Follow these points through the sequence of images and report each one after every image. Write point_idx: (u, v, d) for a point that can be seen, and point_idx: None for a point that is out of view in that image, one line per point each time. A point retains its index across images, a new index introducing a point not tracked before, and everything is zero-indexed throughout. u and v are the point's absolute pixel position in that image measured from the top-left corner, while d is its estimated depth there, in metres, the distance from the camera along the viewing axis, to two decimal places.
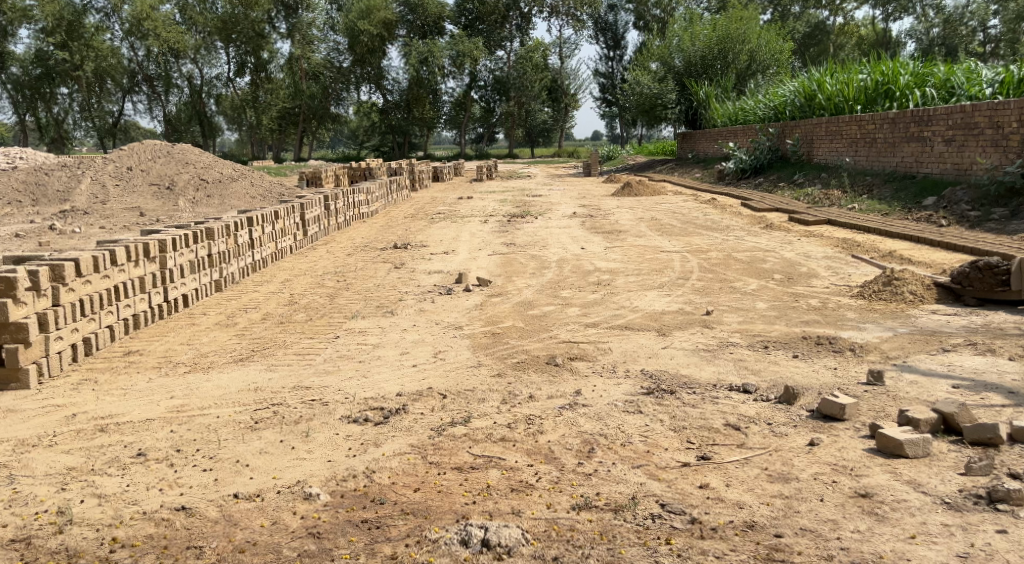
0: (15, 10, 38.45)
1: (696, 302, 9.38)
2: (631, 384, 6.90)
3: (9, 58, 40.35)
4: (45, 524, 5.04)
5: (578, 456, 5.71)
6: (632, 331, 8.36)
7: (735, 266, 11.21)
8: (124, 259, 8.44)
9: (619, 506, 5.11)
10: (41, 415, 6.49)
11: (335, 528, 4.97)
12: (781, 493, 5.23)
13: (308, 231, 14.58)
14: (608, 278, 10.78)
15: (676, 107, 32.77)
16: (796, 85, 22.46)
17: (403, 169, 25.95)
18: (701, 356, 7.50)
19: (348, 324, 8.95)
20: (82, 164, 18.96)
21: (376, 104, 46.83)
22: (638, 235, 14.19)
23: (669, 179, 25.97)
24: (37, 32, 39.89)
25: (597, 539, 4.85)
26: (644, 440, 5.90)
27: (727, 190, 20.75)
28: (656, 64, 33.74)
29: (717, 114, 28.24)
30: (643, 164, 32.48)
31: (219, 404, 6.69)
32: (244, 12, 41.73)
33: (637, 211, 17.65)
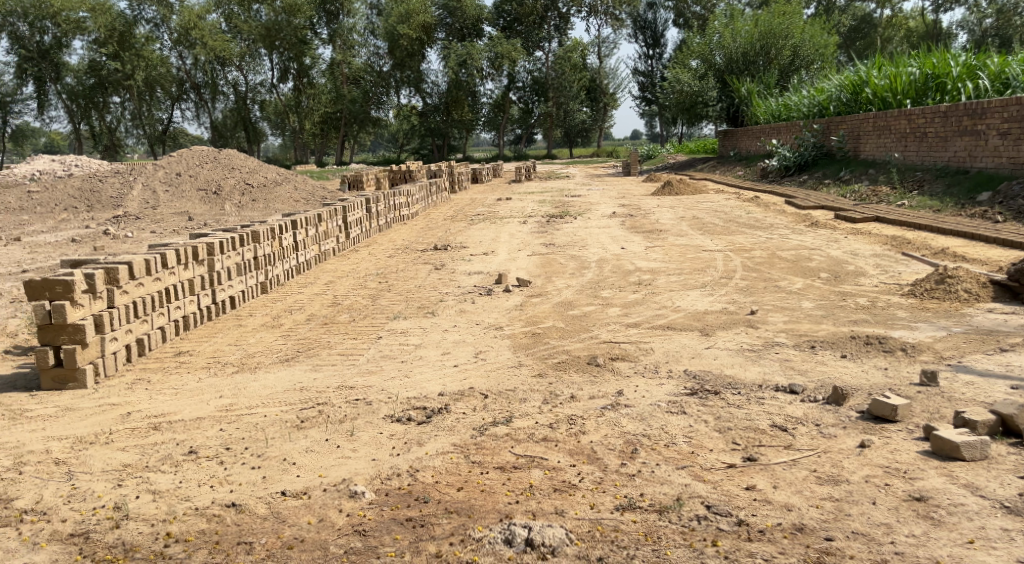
0: (68, 22, 39.26)
1: (740, 302, 9.33)
2: (674, 384, 6.90)
3: (63, 69, 41.07)
4: (102, 520, 5.20)
5: (621, 457, 5.73)
6: (674, 331, 8.35)
7: (779, 265, 11.13)
8: (174, 262, 8.64)
9: (663, 507, 5.13)
10: (97, 414, 6.70)
11: (380, 526, 5.06)
12: (831, 495, 5.21)
13: (349, 233, 14.78)
14: (649, 277, 10.78)
15: (717, 104, 32.65)
16: (841, 79, 22.12)
17: (442, 171, 26.13)
18: (746, 356, 7.47)
19: (390, 324, 9.07)
20: (134, 171, 19.43)
21: (415, 107, 47.15)
22: (679, 235, 14.14)
23: (711, 177, 25.82)
24: (91, 43, 40.79)
25: (642, 539, 4.87)
26: (688, 441, 5.90)
27: (770, 187, 20.59)
28: (696, 61, 33.43)
29: (760, 111, 27.94)
30: (684, 163, 32.34)
31: (266, 403, 6.84)
32: (286, 19, 42.32)
33: (678, 210, 17.59)
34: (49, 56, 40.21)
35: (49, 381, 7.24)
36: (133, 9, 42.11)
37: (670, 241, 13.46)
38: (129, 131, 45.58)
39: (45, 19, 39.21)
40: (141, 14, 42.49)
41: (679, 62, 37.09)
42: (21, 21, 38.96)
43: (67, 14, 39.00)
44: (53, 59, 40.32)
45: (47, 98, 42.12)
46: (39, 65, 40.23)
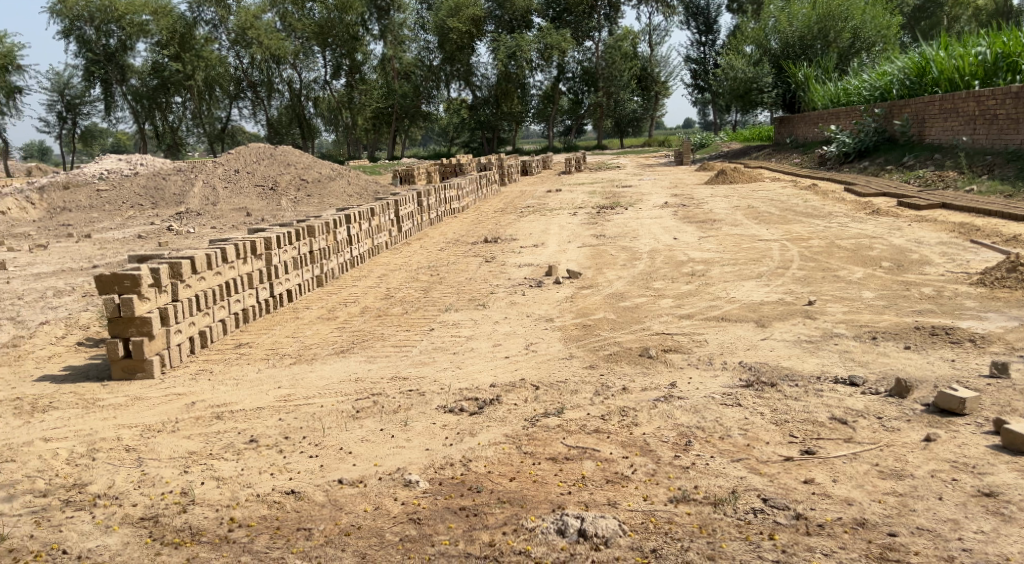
0: (132, 25, 40.06)
1: (797, 293, 9.26)
2: (729, 376, 6.91)
3: (128, 72, 42.12)
4: (170, 504, 5.40)
5: (674, 449, 5.78)
6: (729, 323, 8.34)
7: (838, 255, 11.00)
8: (233, 257, 8.89)
9: (718, 500, 5.17)
10: (164, 403, 6.96)
11: (434, 515, 5.18)
12: (894, 490, 5.19)
13: (401, 227, 14.99)
14: (702, 268, 10.75)
15: (774, 90, 32.28)
16: (905, 62, 21.66)
17: (492, 164, 26.22)
18: (804, 347, 7.44)
19: (441, 316, 9.21)
20: (194, 168, 19.95)
21: (465, 101, 47.50)
22: (733, 224, 14.03)
23: (767, 165, 25.45)
24: (153, 46, 41.75)
25: (696, 532, 4.92)
26: (744, 434, 5.92)
27: (828, 175, 20.26)
28: (751, 47, 33.47)
29: (818, 96, 27.41)
30: (739, 151, 31.93)
31: (322, 393, 7.03)
32: (339, 16, 43.34)
33: (731, 199, 17.42)
34: (115, 59, 41.07)
35: (119, 371, 7.53)
36: (193, 10, 42.92)
37: (724, 231, 13.37)
38: (190, 130, 46.54)
39: (111, 22, 39.97)
40: (201, 15, 43.32)
41: (732, 49, 36.72)
42: (88, 25, 39.85)
43: (131, 18, 39.82)
44: (117, 63, 41.37)
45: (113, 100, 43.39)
46: (105, 68, 41.10)
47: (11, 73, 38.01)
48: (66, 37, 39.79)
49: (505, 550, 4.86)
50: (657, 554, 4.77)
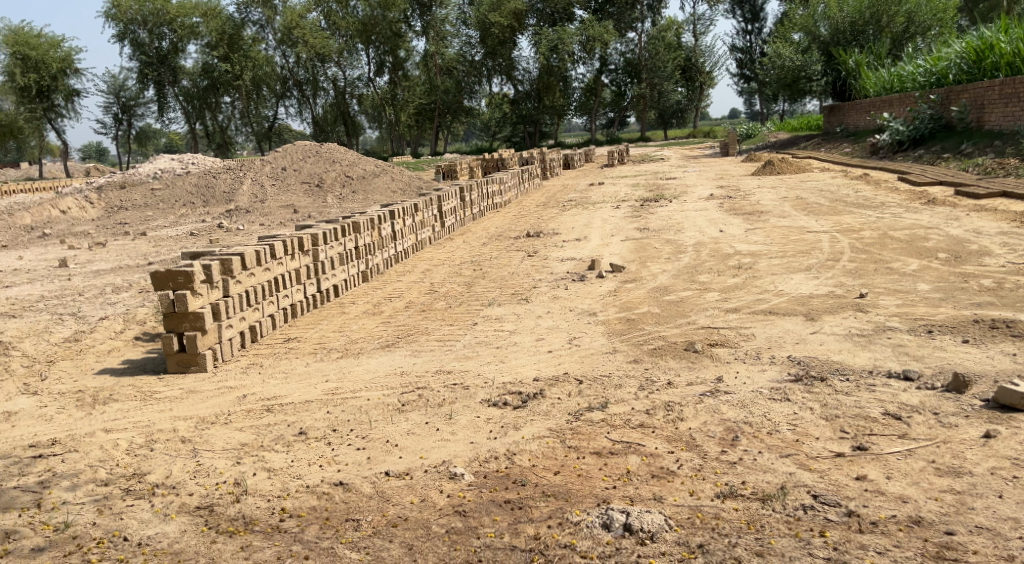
0: (183, 28, 41.23)
1: (848, 285, 9.17)
2: (777, 370, 6.88)
3: (179, 73, 43.07)
4: (224, 494, 5.55)
5: (721, 444, 5.79)
6: (778, 316, 8.29)
7: (891, 246, 10.85)
8: (281, 253, 9.06)
9: (766, 496, 5.17)
10: (216, 396, 7.14)
11: (480, 507, 5.25)
12: (952, 488, 5.15)
13: (444, 222, 15.12)
14: (749, 261, 10.69)
15: (823, 78, 31.74)
16: (962, 46, 21.30)
17: (534, 157, 26.24)
18: (855, 341, 7.38)
19: (484, 311, 9.29)
20: (244, 166, 20.34)
21: (507, 95, 47.71)
22: (781, 216, 13.89)
23: (816, 155, 25.08)
24: (204, 47, 42.62)
25: (744, 528, 4.93)
26: (793, 429, 5.91)
27: (880, 164, 19.91)
28: (799, 34, 33.07)
29: (869, 83, 26.91)
30: (787, 141, 31.47)
31: (369, 387, 7.16)
32: (382, 14, 43.82)
33: (779, 191, 17.24)
34: (167, 61, 42.10)
35: (174, 364, 7.75)
36: (241, 11, 43.49)
37: (771, 223, 13.25)
38: (239, 129, 47.09)
39: (163, 25, 41.08)
40: (249, 16, 43.88)
41: (780, 37, 36.28)
42: (141, 29, 40.91)
43: (182, 20, 40.86)
44: (169, 65, 42.35)
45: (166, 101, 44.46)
46: (158, 70, 42.12)
47: (68, 75, 39.07)
48: (120, 41, 40.87)
49: (550, 543, 4.91)
50: (704, 549, 4.78)
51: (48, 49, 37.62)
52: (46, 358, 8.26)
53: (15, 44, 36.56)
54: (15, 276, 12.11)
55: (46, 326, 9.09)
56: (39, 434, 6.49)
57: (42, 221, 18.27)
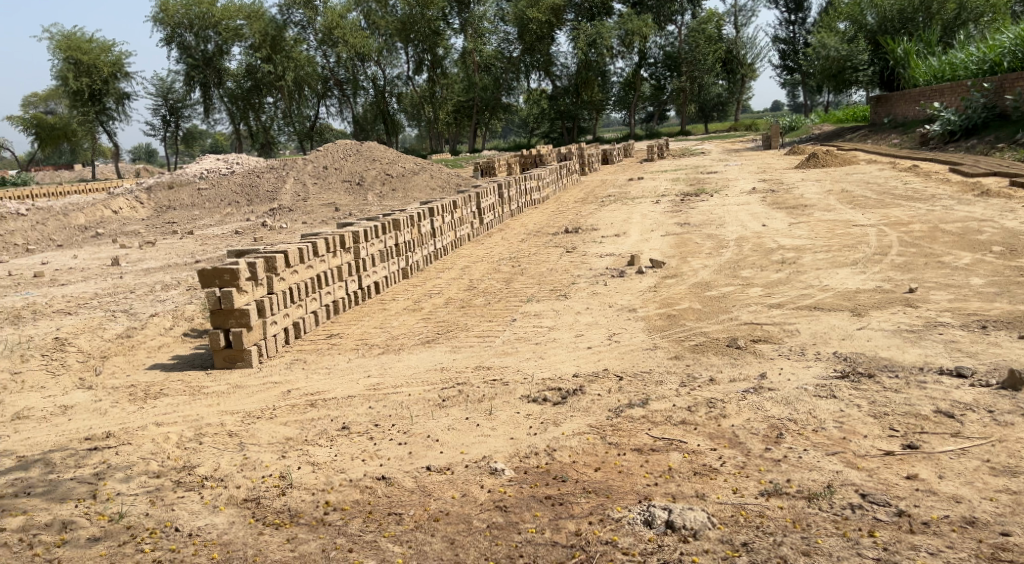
0: (228, 30, 42.23)
1: (897, 280, 9.06)
2: (823, 367, 6.84)
3: (224, 75, 43.75)
4: (270, 487, 5.66)
5: (765, 441, 5.77)
6: (823, 311, 8.22)
7: (942, 239, 10.68)
8: (324, 251, 9.22)
9: (812, 494, 5.15)
10: (262, 391, 7.29)
11: (520, 502, 5.30)
12: (1007, 488, 5.10)
13: (483, 219, 15.20)
14: (793, 255, 10.60)
15: (869, 68, 31.16)
16: (1017, 33, 20.90)
17: (573, 152, 26.18)
18: (904, 337, 7.29)
19: (523, 307, 9.34)
20: (287, 165, 20.62)
21: (545, 91, 47.60)
22: (826, 210, 13.73)
23: (863, 147, 24.68)
24: (248, 49, 43.30)
25: (790, 526, 4.91)
26: (840, 427, 5.87)
27: (930, 155, 19.54)
28: (845, 24, 32.62)
29: (919, 72, 26.34)
30: (832, 132, 30.97)
31: (409, 382, 7.25)
32: (420, 12, 44.06)
33: (823, 184, 17.04)
34: (212, 63, 43.24)
35: (221, 360, 7.91)
36: (283, 13, 44.10)
37: (816, 217, 13.11)
38: (282, 129, 47.31)
39: (208, 28, 42.32)
40: (290, 17, 44.48)
41: (825, 28, 35.80)
42: (188, 32, 42.26)
43: (227, 23, 42.07)
44: (214, 66, 42.99)
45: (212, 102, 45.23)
46: (204, 72, 43.33)
47: (119, 79, 39.81)
48: (168, 44, 42.26)
49: (592, 539, 4.93)
50: (748, 548, 4.77)
51: (99, 53, 38.49)
52: (100, 353, 8.48)
53: (67, 50, 37.48)
54: (69, 274, 12.41)
55: (100, 323, 9.33)
56: (94, 427, 6.68)
57: (94, 220, 18.68)
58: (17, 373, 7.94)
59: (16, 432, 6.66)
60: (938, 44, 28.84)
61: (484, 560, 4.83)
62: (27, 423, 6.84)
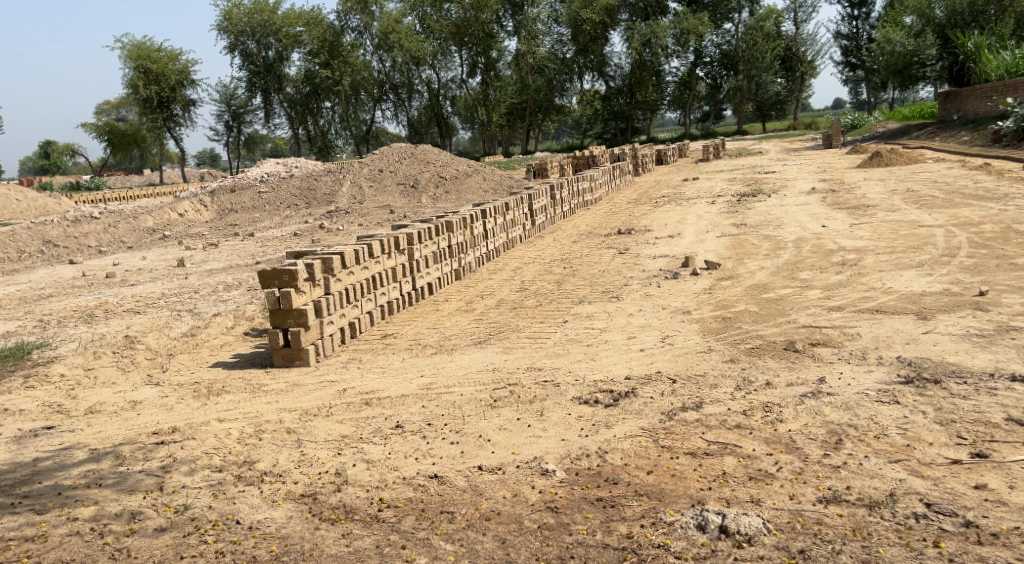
0: (288, 37, 43.25)
1: (966, 282, 8.87)
2: (885, 372, 6.76)
3: (284, 80, 44.73)
4: (327, 483, 5.81)
5: (823, 447, 5.74)
6: (886, 315, 8.10)
7: (1015, 241, 10.42)
8: (379, 252, 9.40)
9: (874, 503, 5.11)
10: (319, 389, 7.47)
11: (572, 504, 5.35)
12: None
13: (536, 221, 15.28)
14: (855, 257, 10.45)
15: (938, 63, 30.42)
16: None
17: (626, 153, 26.11)
18: (973, 342, 7.15)
19: (575, 309, 9.39)
20: (343, 169, 21.01)
21: (599, 92, 47.30)
22: (890, 210, 13.49)
23: (930, 144, 24.08)
24: (307, 55, 44.45)
25: (849, 535, 4.87)
26: (903, 433, 5.80)
27: (1002, 154, 18.99)
28: (913, 18, 31.87)
29: (991, 67, 25.66)
30: (897, 130, 30.28)
31: (462, 383, 7.36)
32: (475, 15, 44.20)
33: (887, 183, 16.70)
34: (273, 69, 44.07)
35: (280, 359, 8.11)
36: (340, 19, 45.06)
37: (879, 218, 12.88)
38: (339, 133, 48.06)
39: (269, 35, 43.15)
40: (348, 23, 45.45)
41: (890, 23, 35.02)
42: (250, 39, 43.18)
43: (287, 30, 43.18)
44: (275, 73, 44.01)
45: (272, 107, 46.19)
46: (265, 78, 44.19)
47: (186, 86, 40.88)
48: (231, 52, 43.32)
49: (644, 542, 4.95)
50: (805, 555, 4.75)
51: (167, 61, 39.57)
52: (167, 351, 8.78)
53: (138, 59, 38.78)
54: (138, 275, 12.84)
55: (167, 322, 9.64)
56: (160, 422, 6.91)
57: (162, 223, 19.29)
58: (89, 370, 8.25)
59: (89, 426, 6.93)
60: (1011, 37, 28.02)
61: (535, 560, 4.89)
62: (99, 418, 7.10)
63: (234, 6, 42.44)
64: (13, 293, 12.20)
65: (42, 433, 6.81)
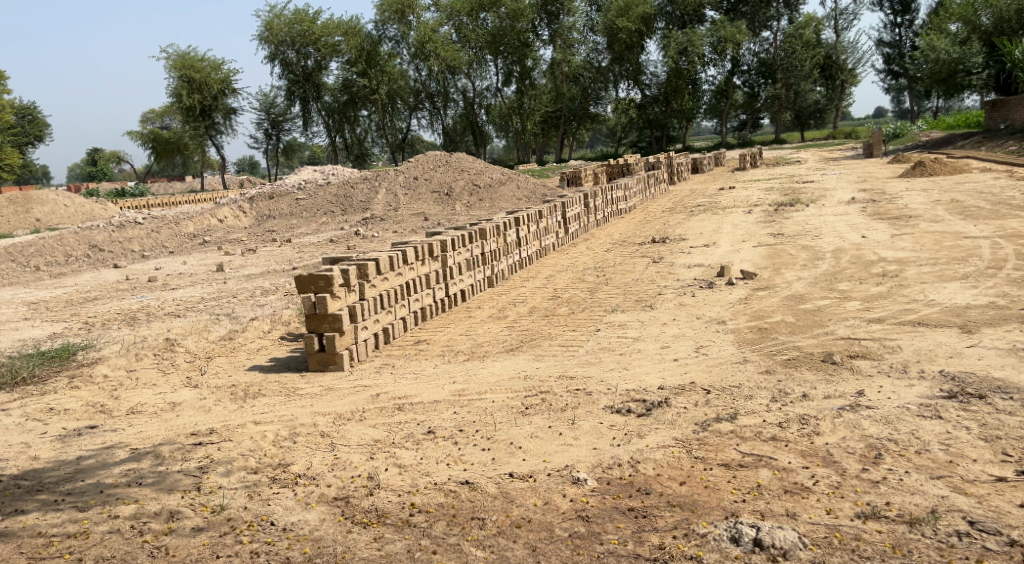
0: (327, 46, 44.05)
1: (1011, 295, 8.75)
2: (927, 386, 6.68)
3: (322, 89, 45.33)
4: (359, 487, 5.88)
5: (862, 461, 5.69)
6: (928, 328, 8.01)
7: None
8: (413, 259, 9.48)
9: (914, 519, 5.06)
10: (353, 394, 7.56)
11: (603, 513, 5.37)
12: None
13: (569, 229, 15.32)
14: (895, 269, 10.35)
15: (984, 71, 29.92)
16: None
17: (661, 162, 26.02)
18: (1018, 356, 7.05)
19: (608, 317, 9.41)
20: (379, 176, 21.21)
21: (634, 101, 47.02)
22: (933, 220, 13.33)
23: (975, 154, 23.67)
24: (345, 64, 45.13)
25: (889, 551, 4.83)
26: (946, 450, 5.74)
27: None
28: (957, 25, 31.43)
29: None
30: (941, 139, 29.80)
31: (494, 389, 7.41)
32: (510, 24, 44.86)
33: (930, 194, 16.47)
34: (311, 78, 44.93)
35: (315, 363, 8.22)
36: (377, 29, 45.65)
37: (922, 229, 12.73)
38: (375, 141, 48.44)
39: (308, 45, 44.00)
40: (385, 33, 46.04)
41: (935, 30, 34.51)
42: (290, 49, 44.13)
43: (325, 40, 43.86)
44: (313, 82, 44.78)
45: (310, 116, 46.76)
46: (304, 87, 45.07)
47: (227, 95, 41.57)
48: (271, 61, 44.19)
49: (676, 553, 4.95)
50: None
51: (210, 71, 40.28)
52: (205, 354, 8.94)
53: (181, 68, 39.57)
54: (179, 279, 13.08)
55: (206, 326, 9.82)
56: (198, 423, 7.04)
57: (202, 228, 19.62)
58: (131, 371, 8.45)
59: (130, 426, 7.08)
60: None
61: None
62: (139, 419, 7.26)
63: (275, 16, 43.29)
64: (60, 296, 12.53)
65: (84, 432, 6.97)
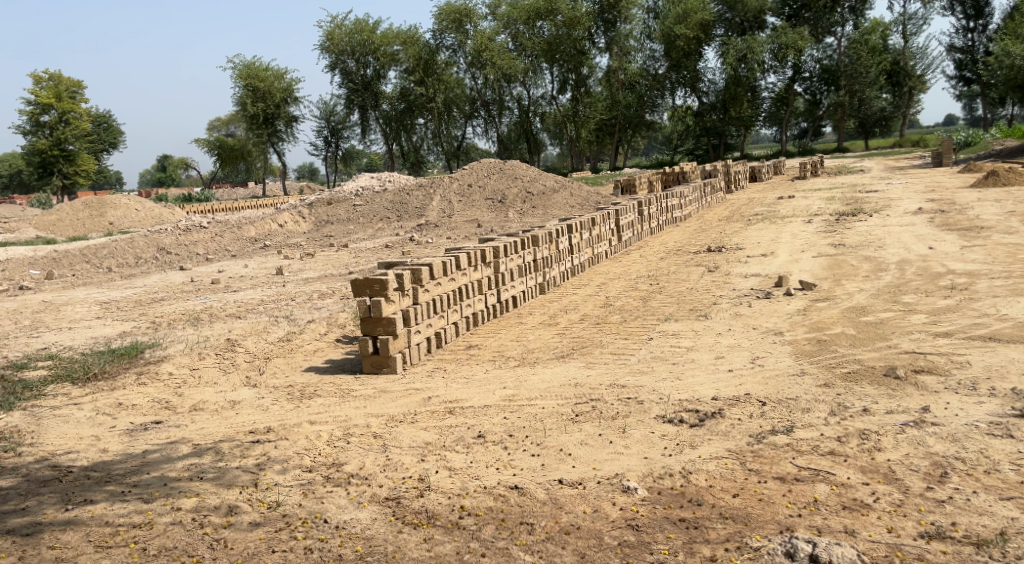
0: (385, 55, 44.78)
1: None
2: (997, 404, 6.54)
3: (380, 97, 45.92)
4: (410, 488, 6.00)
5: (926, 480, 5.61)
6: (1000, 344, 7.84)
7: None
8: (465, 264, 9.60)
9: (982, 541, 4.98)
10: (406, 396, 7.70)
11: (653, 523, 5.39)
12: None
13: (622, 236, 15.31)
14: (964, 281, 10.13)
15: None
16: None
17: (719, 169, 25.79)
18: None
19: (661, 326, 9.40)
20: (434, 183, 21.47)
21: (691, 108, 46.70)
22: (1005, 232, 13.00)
23: None
24: (403, 73, 45.80)
25: None
26: (1016, 470, 5.63)
27: None
28: None
29: None
30: (1015, 148, 28.96)
31: (544, 396, 7.47)
32: (567, 32, 44.65)
33: (1001, 204, 16.05)
34: (370, 86, 45.66)
35: (369, 366, 8.40)
36: (435, 38, 46.04)
37: (993, 240, 12.42)
38: (431, 149, 48.99)
39: (368, 54, 44.86)
40: (442, 42, 46.31)
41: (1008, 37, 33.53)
42: (349, 58, 44.98)
43: (384, 49, 44.54)
44: (372, 89, 45.45)
45: (368, 123, 47.36)
46: (363, 95, 45.82)
47: (289, 103, 42.40)
48: (332, 70, 45.10)
49: None
50: None
51: (273, 80, 41.22)
52: (264, 354, 9.18)
53: (247, 78, 40.61)
54: (241, 282, 13.43)
55: (266, 327, 10.08)
56: (256, 422, 7.25)
57: (263, 233, 20.09)
58: (194, 370, 8.73)
59: (193, 422, 7.33)
60: None
61: None
62: (202, 415, 7.50)
63: (336, 27, 44.22)
64: (129, 296, 12.98)
65: (151, 427, 7.24)
